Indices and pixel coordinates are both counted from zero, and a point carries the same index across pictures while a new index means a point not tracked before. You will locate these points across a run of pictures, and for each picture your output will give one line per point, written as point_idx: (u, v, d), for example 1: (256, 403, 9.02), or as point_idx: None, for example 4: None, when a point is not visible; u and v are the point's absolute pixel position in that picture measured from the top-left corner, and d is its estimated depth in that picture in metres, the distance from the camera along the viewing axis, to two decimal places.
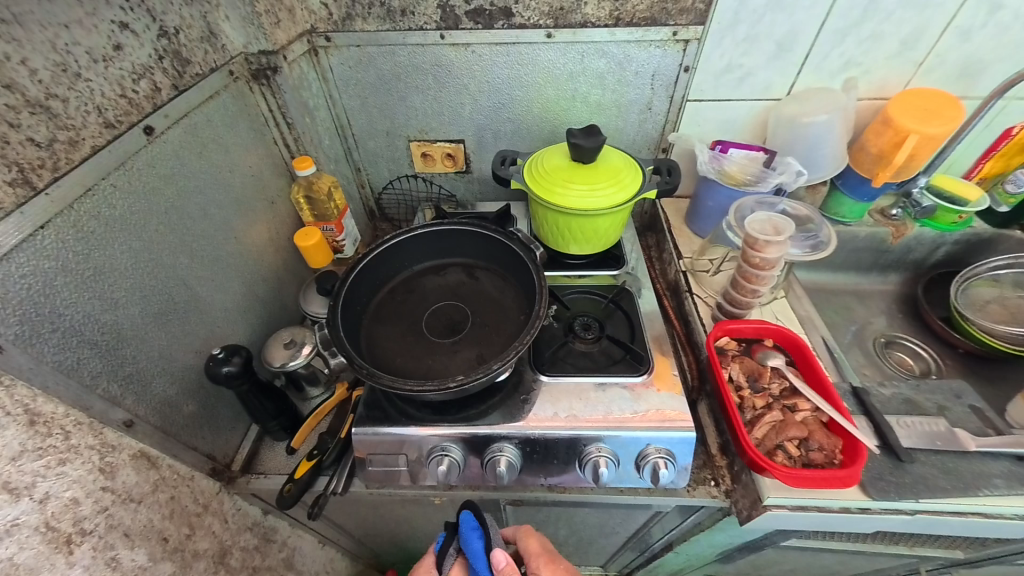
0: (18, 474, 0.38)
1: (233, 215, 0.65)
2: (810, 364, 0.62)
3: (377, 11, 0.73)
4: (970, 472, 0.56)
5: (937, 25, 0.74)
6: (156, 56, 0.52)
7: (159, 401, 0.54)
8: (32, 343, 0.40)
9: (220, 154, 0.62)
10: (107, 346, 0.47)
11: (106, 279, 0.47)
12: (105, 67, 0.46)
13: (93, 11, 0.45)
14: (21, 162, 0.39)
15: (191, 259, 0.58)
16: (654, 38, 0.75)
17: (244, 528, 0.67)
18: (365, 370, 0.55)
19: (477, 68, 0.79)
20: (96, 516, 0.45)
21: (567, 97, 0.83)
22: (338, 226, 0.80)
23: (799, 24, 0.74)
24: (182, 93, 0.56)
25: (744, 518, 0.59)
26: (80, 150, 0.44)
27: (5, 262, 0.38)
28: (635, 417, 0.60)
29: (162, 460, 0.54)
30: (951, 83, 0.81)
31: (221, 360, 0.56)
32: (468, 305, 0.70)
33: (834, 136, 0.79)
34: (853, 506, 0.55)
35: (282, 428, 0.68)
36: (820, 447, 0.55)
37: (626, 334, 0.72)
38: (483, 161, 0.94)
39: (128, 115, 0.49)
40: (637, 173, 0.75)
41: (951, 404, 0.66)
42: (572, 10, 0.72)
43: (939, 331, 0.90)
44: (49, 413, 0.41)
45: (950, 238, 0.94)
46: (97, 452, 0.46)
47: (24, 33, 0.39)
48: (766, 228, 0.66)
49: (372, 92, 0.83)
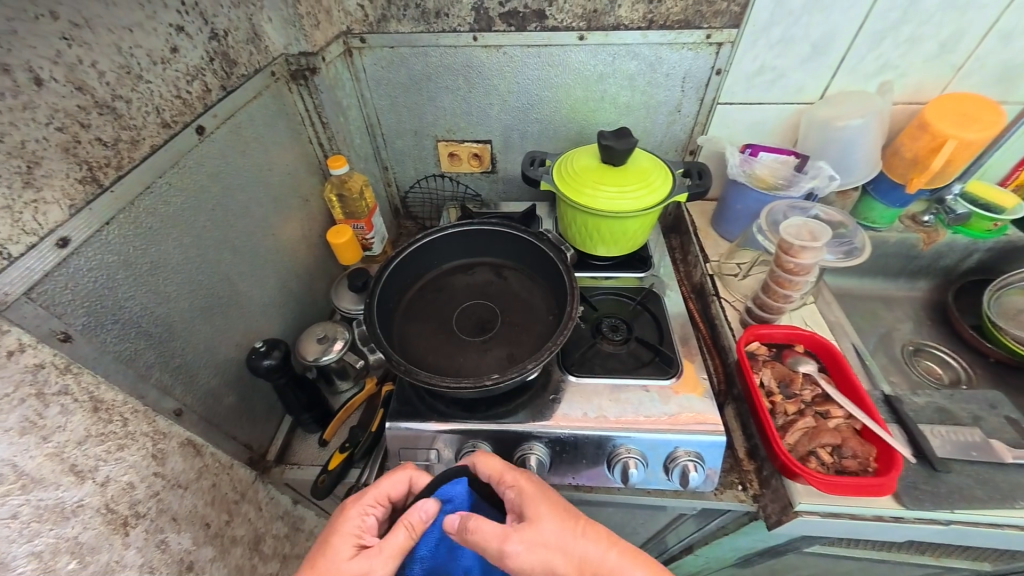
0: (83, 458, 0.40)
1: (270, 212, 0.67)
2: (844, 371, 0.62)
3: (411, 13, 0.74)
4: (1006, 482, 0.56)
5: (978, 28, 0.72)
6: (207, 58, 0.54)
7: (203, 391, 0.56)
8: (96, 333, 0.42)
9: (261, 152, 0.64)
10: (160, 338, 0.49)
11: (160, 273, 0.49)
12: (163, 69, 0.48)
13: (153, 14, 0.46)
14: (90, 161, 0.41)
15: (233, 254, 0.60)
16: (687, 40, 0.75)
17: (275, 517, 0.67)
18: (403, 366, 0.56)
19: (507, 69, 0.80)
20: (148, 500, 0.47)
21: (595, 98, 0.83)
22: (368, 223, 0.80)
23: (835, 26, 0.73)
24: (230, 93, 0.57)
25: (773, 523, 0.60)
26: (141, 148, 0.46)
27: (75, 256, 0.40)
28: (667, 421, 0.60)
29: (206, 448, 0.56)
30: (990, 87, 0.79)
31: (262, 353, 0.59)
32: (496, 304, 0.71)
33: (868, 141, 0.78)
34: (886, 514, 0.55)
35: (313, 421, 0.70)
36: (853, 454, 0.55)
37: (654, 336, 0.72)
38: (509, 161, 0.94)
39: (182, 115, 0.50)
40: (667, 175, 0.75)
41: (986, 414, 0.64)
42: (605, 12, 0.73)
43: (970, 339, 0.88)
44: (111, 400, 0.43)
45: (983, 246, 0.93)
46: (151, 438, 0.47)
47: (94, 36, 0.41)
48: (802, 233, 0.65)
49: (402, 91, 0.84)
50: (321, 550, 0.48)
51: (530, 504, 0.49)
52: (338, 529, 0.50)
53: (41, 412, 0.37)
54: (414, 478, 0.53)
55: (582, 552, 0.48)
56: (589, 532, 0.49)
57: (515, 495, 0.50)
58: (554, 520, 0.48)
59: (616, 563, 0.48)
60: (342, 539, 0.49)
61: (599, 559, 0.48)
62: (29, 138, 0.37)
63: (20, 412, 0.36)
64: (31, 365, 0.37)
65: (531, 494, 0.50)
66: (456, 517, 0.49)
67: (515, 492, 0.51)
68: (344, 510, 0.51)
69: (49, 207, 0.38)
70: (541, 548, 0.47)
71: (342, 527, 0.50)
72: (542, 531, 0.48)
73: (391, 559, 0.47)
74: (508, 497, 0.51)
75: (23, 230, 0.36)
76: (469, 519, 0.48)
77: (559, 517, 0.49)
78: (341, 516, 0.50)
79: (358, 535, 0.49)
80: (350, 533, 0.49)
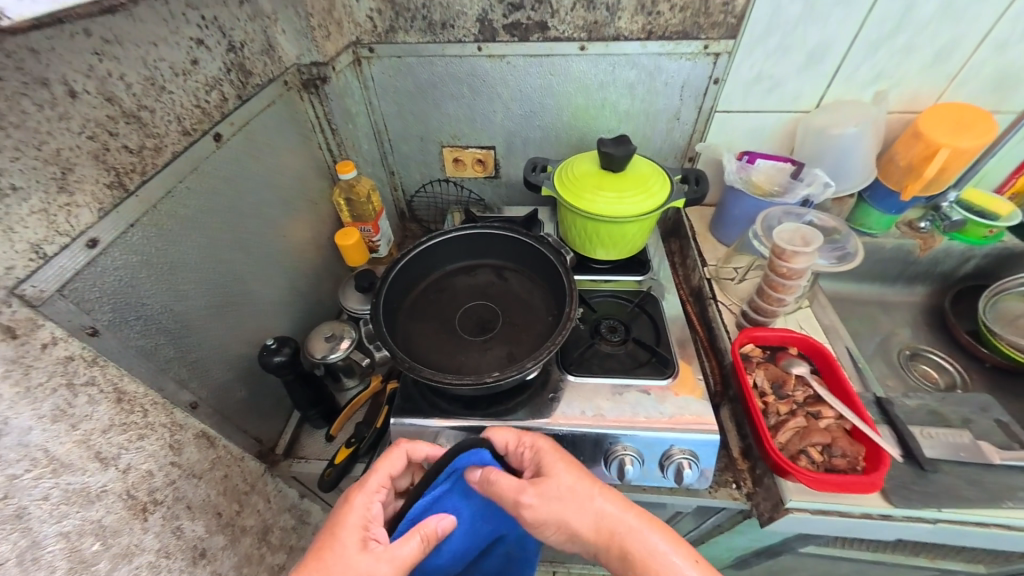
0: (107, 446, 0.43)
1: (281, 215, 0.70)
2: (836, 373, 0.63)
3: (418, 24, 0.77)
4: (994, 483, 0.57)
5: (973, 39, 0.73)
6: (225, 69, 0.57)
7: (217, 386, 0.58)
8: (121, 328, 0.45)
9: (273, 158, 0.67)
10: (178, 334, 0.52)
11: (179, 272, 0.51)
12: (184, 80, 0.51)
13: (175, 29, 0.49)
14: (117, 167, 0.44)
15: (246, 255, 0.63)
16: (685, 50, 0.77)
17: (283, 509, 0.70)
18: (407, 364, 0.58)
19: (510, 77, 0.82)
20: (165, 488, 0.49)
21: (596, 106, 0.86)
22: (374, 226, 0.83)
23: (831, 37, 0.74)
24: (245, 102, 0.60)
25: (766, 520, 0.62)
26: (163, 155, 0.49)
27: (104, 256, 0.43)
28: (669, 421, 0.62)
29: (219, 440, 0.58)
30: (986, 96, 0.80)
31: (272, 350, 0.61)
32: (497, 306, 0.73)
33: (863, 148, 0.80)
34: (875, 511, 0.57)
35: (320, 416, 0.72)
36: (843, 453, 0.56)
37: (651, 338, 0.74)
38: (512, 166, 0.97)
39: (201, 124, 0.53)
40: (665, 181, 0.77)
41: (977, 416, 0.66)
42: (606, 24, 0.75)
43: (966, 344, 0.89)
44: (132, 392, 0.46)
45: (980, 252, 0.94)
46: (168, 429, 0.50)
47: (122, 51, 0.44)
48: (795, 238, 0.67)
49: (408, 98, 0.86)
50: (326, 543, 0.48)
51: (547, 461, 0.54)
52: (344, 520, 0.50)
53: (70, 401, 0.40)
54: (412, 451, 0.56)
55: (598, 508, 0.52)
56: (604, 491, 0.53)
57: (534, 454, 0.55)
58: (568, 475, 0.53)
59: (635, 523, 0.51)
60: (349, 530, 0.49)
61: (617, 517, 0.51)
62: (64, 147, 0.39)
63: (51, 401, 0.38)
64: (62, 357, 0.39)
65: (546, 453, 0.54)
66: (477, 471, 0.52)
67: (534, 453, 0.55)
68: (348, 502, 0.51)
69: (80, 211, 0.41)
70: (555, 500, 0.52)
71: (349, 519, 0.50)
72: (558, 485, 0.52)
73: (400, 560, 0.48)
74: (525, 457, 0.55)
75: (57, 232, 0.39)
76: (490, 474, 0.52)
77: (573, 474, 0.53)
78: (347, 507, 0.51)
79: (364, 526, 0.50)
80: (356, 524, 0.50)
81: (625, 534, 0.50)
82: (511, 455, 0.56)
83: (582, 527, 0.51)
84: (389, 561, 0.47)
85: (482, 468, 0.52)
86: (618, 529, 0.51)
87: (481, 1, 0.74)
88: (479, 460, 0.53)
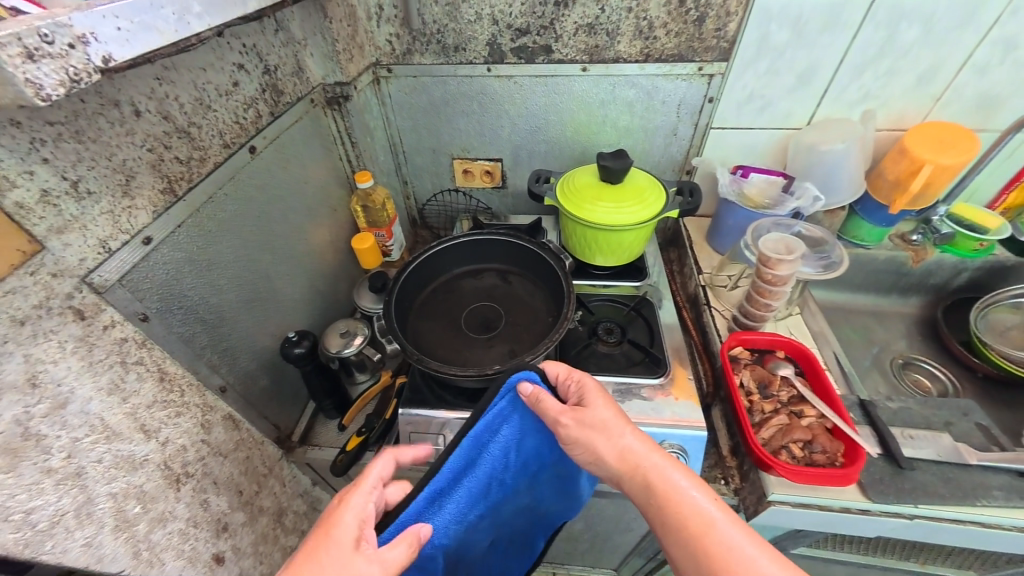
0: (150, 420, 0.48)
1: (304, 219, 0.76)
2: (818, 374, 0.67)
3: (433, 48, 0.83)
4: (969, 482, 0.60)
5: (954, 63, 0.78)
6: (260, 89, 0.63)
7: (243, 373, 0.64)
8: (166, 316, 0.51)
9: (299, 169, 0.74)
10: (212, 324, 0.58)
11: (215, 269, 0.57)
12: (226, 100, 0.58)
13: (221, 56, 0.56)
14: (170, 175, 0.50)
15: (273, 256, 0.69)
16: (680, 71, 0.82)
17: (296, 494, 0.73)
18: (416, 356, 0.64)
19: (517, 96, 0.89)
20: (196, 462, 0.54)
21: (598, 121, 0.91)
22: (388, 232, 0.89)
23: (818, 60, 0.79)
24: (276, 118, 0.67)
25: (751, 513, 0.65)
26: (207, 165, 0.55)
27: (155, 252, 0.49)
28: (671, 419, 0.66)
29: (243, 423, 0.64)
30: (970, 116, 0.84)
31: (294, 342, 0.67)
32: (501, 306, 0.79)
33: (851, 164, 0.84)
34: (854, 506, 0.60)
35: (334, 407, 0.78)
36: (823, 449, 0.60)
37: (645, 339, 0.78)
38: (518, 177, 1.03)
39: (239, 137, 0.60)
40: (661, 193, 0.82)
41: (957, 420, 0.69)
42: (606, 47, 0.81)
43: (958, 354, 0.91)
44: (173, 372, 0.52)
45: (972, 265, 0.96)
46: (201, 409, 0.56)
47: (178, 75, 0.50)
48: (779, 247, 0.72)
49: (423, 114, 0.93)
50: (320, 543, 0.44)
51: (589, 394, 0.56)
52: (340, 518, 0.46)
53: (123, 377, 0.46)
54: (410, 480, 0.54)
55: (626, 442, 0.54)
56: (636, 430, 0.54)
57: (578, 388, 0.57)
58: (606, 409, 0.55)
59: (659, 462, 0.52)
60: (346, 526, 0.46)
61: (642, 453, 0.53)
62: (129, 158, 0.46)
63: (108, 376, 0.44)
64: (118, 338, 0.45)
65: (591, 389, 0.57)
66: (528, 385, 0.54)
67: (578, 387, 0.58)
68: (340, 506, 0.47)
69: (139, 212, 0.47)
70: (589, 426, 0.54)
71: (345, 516, 0.46)
72: (595, 414, 0.55)
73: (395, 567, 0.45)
74: (570, 389, 0.58)
75: (120, 230, 0.45)
76: (539, 393, 0.54)
77: (611, 409, 0.55)
78: (343, 507, 0.47)
79: (361, 525, 0.46)
80: (353, 522, 0.46)
81: (648, 468, 0.52)
82: (557, 388, 0.59)
83: (607, 455, 0.53)
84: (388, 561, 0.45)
85: (533, 384, 0.54)
86: (642, 463, 0.52)
87: (492, 27, 0.80)
88: (529, 377, 0.55)
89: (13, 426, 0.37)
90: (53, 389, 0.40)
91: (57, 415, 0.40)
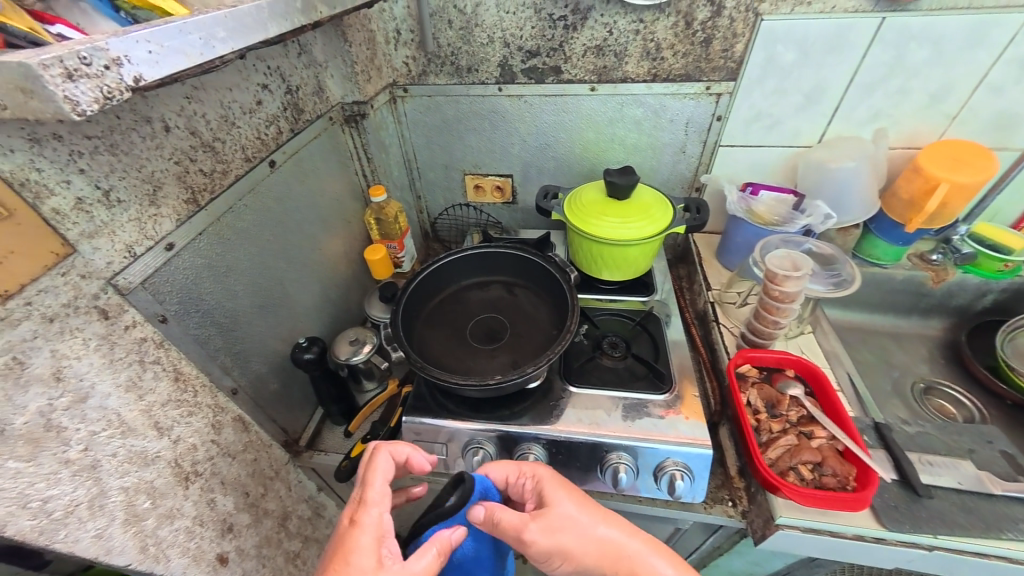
0: (163, 417, 0.51)
1: (319, 230, 0.79)
2: (829, 395, 0.66)
3: (447, 69, 0.87)
4: (992, 513, 0.57)
5: (968, 81, 0.77)
6: (282, 107, 0.67)
7: (254, 376, 0.66)
8: (183, 319, 0.53)
9: (316, 182, 0.77)
10: (226, 327, 0.60)
11: (231, 275, 0.60)
12: (250, 118, 0.62)
13: (246, 77, 0.60)
14: (194, 186, 0.54)
15: (288, 264, 0.72)
16: (688, 91, 0.84)
17: (301, 499, 0.75)
18: (419, 364, 0.65)
19: (527, 114, 0.91)
20: (205, 461, 0.56)
21: (606, 140, 0.93)
22: (399, 244, 0.92)
23: (826, 79, 0.80)
24: (296, 135, 0.71)
25: (759, 538, 0.62)
26: (229, 177, 0.59)
27: (176, 258, 0.52)
28: (689, 438, 0.64)
29: (252, 425, 0.65)
30: (988, 134, 0.82)
31: (304, 348, 0.69)
32: (506, 318, 0.79)
33: (863, 182, 0.83)
34: (867, 534, 0.57)
35: (341, 413, 0.79)
36: (833, 472, 0.58)
37: (650, 354, 0.78)
38: (527, 193, 1.05)
39: (260, 152, 0.64)
40: (667, 208, 0.83)
41: (980, 447, 0.66)
42: (614, 68, 0.83)
43: (983, 379, 0.87)
44: (187, 373, 0.54)
45: (997, 287, 0.93)
46: (212, 410, 0.58)
47: (205, 94, 0.54)
48: (786, 264, 0.71)
49: (436, 131, 0.97)
50: (337, 565, 0.46)
51: (548, 489, 0.56)
52: (356, 543, 0.47)
53: (140, 375, 0.48)
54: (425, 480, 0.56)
55: (601, 534, 0.52)
56: (609, 519, 0.54)
57: (535, 482, 0.57)
58: (570, 503, 0.54)
59: (639, 549, 0.52)
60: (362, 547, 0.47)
61: (621, 542, 0.52)
62: (156, 169, 0.49)
63: (127, 372, 0.47)
64: (138, 337, 0.48)
65: (547, 480, 0.57)
66: (480, 509, 0.54)
67: (534, 481, 0.58)
68: (354, 533, 0.48)
69: (164, 220, 0.50)
70: (556, 529, 0.52)
71: (361, 540, 0.48)
72: (558, 513, 0.53)
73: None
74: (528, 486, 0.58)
75: (145, 237, 0.48)
76: (494, 510, 0.53)
77: (574, 501, 0.55)
78: (358, 529, 0.48)
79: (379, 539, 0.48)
80: (369, 546, 0.47)
81: (630, 559, 0.51)
82: (513, 488, 0.59)
83: (587, 555, 0.51)
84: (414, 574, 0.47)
85: (483, 505, 0.54)
86: (623, 555, 0.52)
87: (503, 49, 0.83)
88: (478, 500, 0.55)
89: (37, 417, 0.39)
90: (76, 383, 0.42)
91: (78, 408, 0.42)
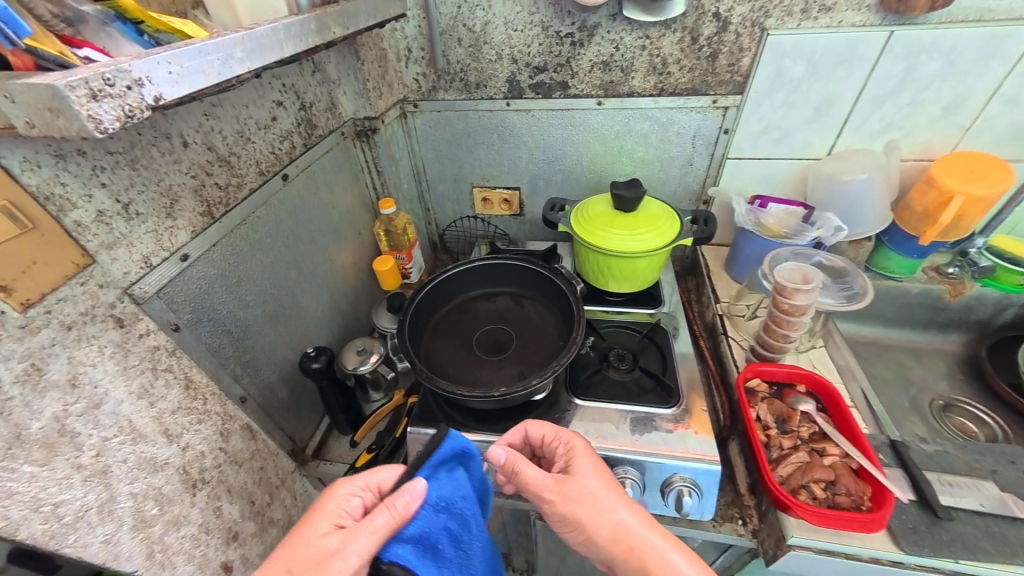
0: (173, 424, 0.52)
1: (330, 241, 0.81)
2: (842, 411, 0.64)
3: (457, 85, 0.89)
4: (1018, 538, 0.55)
5: (981, 93, 0.76)
6: (296, 123, 0.69)
7: (263, 384, 0.67)
8: (196, 327, 0.55)
9: (328, 194, 0.79)
10: (237, 335, 0.61)
11: (243, 285, 0.62)
12: (265, 133, 0.64)
13: (262, 94, 0.62)
14: (209, 200, 0.56)
15: (298, 274, 0.73)
16: (695, 105, 0.84)
17: (306, 508, 0.75)
18: (425, 374, 0.65)
19: (535, 128, 0.93)
20: (212, 469, 0.57)
21: (613, 152, 0.94)
22: (408, 254, 0.93)
23: (835, 92, 0.79)
24: (309, 149, 0.73)
25: (770, 558, 0.60)
26: (243, 191, 0.61)
27: (190, 268, 0.53)
28: (698, 454, 0.63)
29: (261, 434, 0.66)
30: (1005, 146, 0.81)
31: (312, 357, 0.70)
32: (512, 329, 0.80)
33: (875, 195, 0.82)
34: (884, 557, 0.55)
35: (348, 422, 0.80)
36: (847, 491, 0.57)
37: (658, 367, 0.77)
38: (535, 205, 1.05)
39: (273, 166, 0.66)
40: (675, 221, 0.83)
41: (1003, 468, 0.63)
42: (620, 83, 0.84)
43: (1006, 396, 0.84)
44: (198, 380, 0.55)
45: (1018, 301, 0.90)
46: (221, 418, 0.59)
47: (223, 111, 0.56)
48: (795, 276, 0.71)
49: (445, 145, 0.99)
50: (302, 525, 0.48)
51: (577, 460, 0.55)
52: (324, 505, 0.49)
53: (152, 382, 0.49)
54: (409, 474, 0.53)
55: (618, 519, 0.51)
56: (629, 504, 0.52)
57: (567, 451, 0.57)
58: (594, 480, 0.53)
59: (657, 542, 0.50)
60: (317, 525, 0.47)
61: (637, 533, 0.50)
62: (174, 183, 0.51)
63: (139, 380, 0.48)
64: (151, 345, 0.49)
65: (579, 452, 0.56)
66: (501, 453, 0.55)
67: (567, 448, 0.57)
68: (327, 499, 0.50)
69: (180, 232, 0.52)
70: (573, 498, 0.53)
71: (318, 520, 0.48)
72: (580, 484, 0.53)
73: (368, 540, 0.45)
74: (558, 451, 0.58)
75: (161, 248, 0.50)
76: (516, 460, 0.55)
77: (599, 479, 0.53)
78: (329, 495, 0.50)
79: (339, 516, 0.48)
80: (332, 512, 0.48)
81: (643, 552, 0.49)
82: (548, 449, 0.60)
83: (599, 534, 0.51)
84: (356, 553, 0.43)
85: (507, 453, 0.55)
86: (638, 546, 0.50)
87: (511, 65, 0.85)
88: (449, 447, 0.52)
89: (52, 422, 0.40)
90: (90, 389, 0.43)
91: (91, 414, 0.43)
